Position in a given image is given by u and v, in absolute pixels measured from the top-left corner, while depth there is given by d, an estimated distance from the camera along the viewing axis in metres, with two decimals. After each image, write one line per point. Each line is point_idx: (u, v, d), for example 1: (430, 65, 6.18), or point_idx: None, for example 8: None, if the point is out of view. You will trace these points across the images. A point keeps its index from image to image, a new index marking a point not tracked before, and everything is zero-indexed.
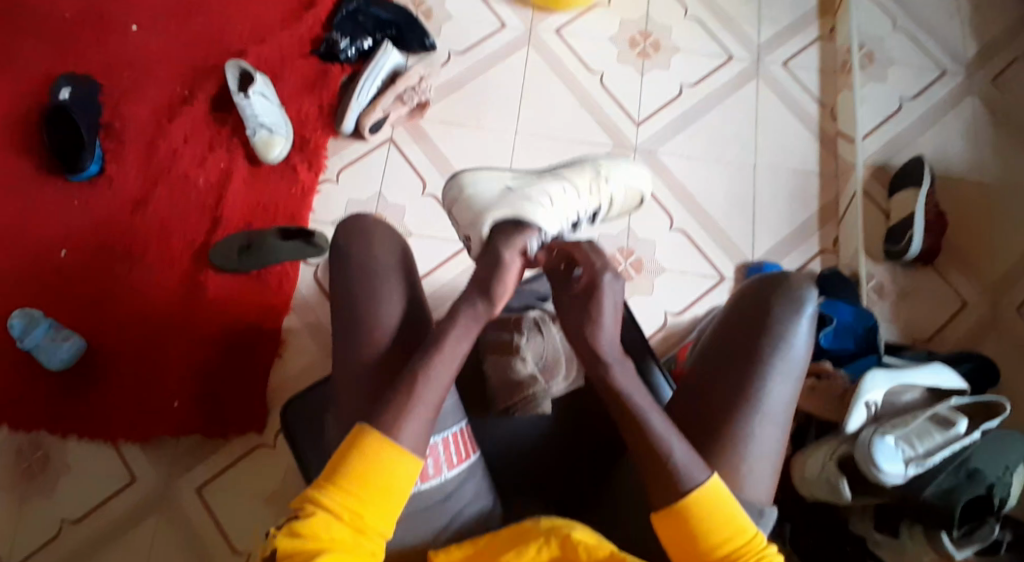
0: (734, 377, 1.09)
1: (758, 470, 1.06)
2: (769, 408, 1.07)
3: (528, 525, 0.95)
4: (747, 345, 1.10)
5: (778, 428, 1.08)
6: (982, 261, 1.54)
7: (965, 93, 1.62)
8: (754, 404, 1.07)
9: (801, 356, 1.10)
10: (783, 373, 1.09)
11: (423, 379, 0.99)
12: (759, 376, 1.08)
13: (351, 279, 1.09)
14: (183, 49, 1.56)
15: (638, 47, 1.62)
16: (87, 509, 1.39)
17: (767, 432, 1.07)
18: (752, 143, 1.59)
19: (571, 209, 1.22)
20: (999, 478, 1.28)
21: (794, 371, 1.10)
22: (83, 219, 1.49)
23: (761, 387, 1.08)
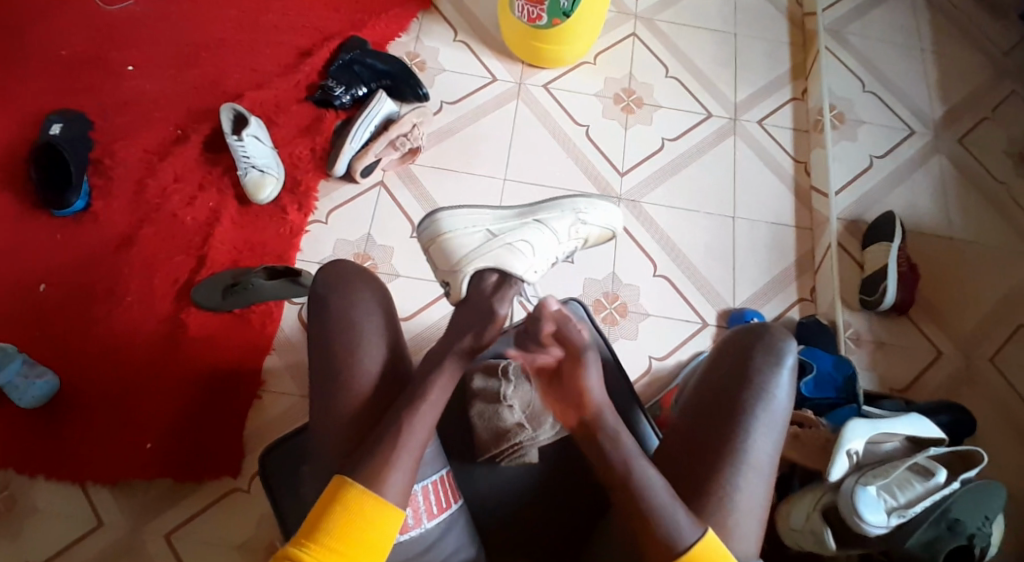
0: (718, 428, 1.11)
1: (742, 518, 1.08)
2: (754, 459, 1.09)
3: None
4: (730, 396, 1.12)
5: (763, 480, 1.10)
6: (954, 314, 1.59)
7: (932, 152, 1.70)
8: (738, 455, 1.09)
9: (783, 408, 1.12)
10: (767, 424, 1.11)
11: (409, 425, 1.06)
12: (742, 427, 1.10)
13: (332, 328, 1.13)
14: (179, 92, 1.58)
15: (622, 103, 1.68)
16: (51, 554, 1.35)
17: (752, 483, 1.09)
18: (731, 196, 1.64)
19: (549, 252, 1.27)
20: (979, 528, 1.31)
21: (777, 422, 1.12)
22: (65, 254, 1.47)
23: (744, 438, 1.10)
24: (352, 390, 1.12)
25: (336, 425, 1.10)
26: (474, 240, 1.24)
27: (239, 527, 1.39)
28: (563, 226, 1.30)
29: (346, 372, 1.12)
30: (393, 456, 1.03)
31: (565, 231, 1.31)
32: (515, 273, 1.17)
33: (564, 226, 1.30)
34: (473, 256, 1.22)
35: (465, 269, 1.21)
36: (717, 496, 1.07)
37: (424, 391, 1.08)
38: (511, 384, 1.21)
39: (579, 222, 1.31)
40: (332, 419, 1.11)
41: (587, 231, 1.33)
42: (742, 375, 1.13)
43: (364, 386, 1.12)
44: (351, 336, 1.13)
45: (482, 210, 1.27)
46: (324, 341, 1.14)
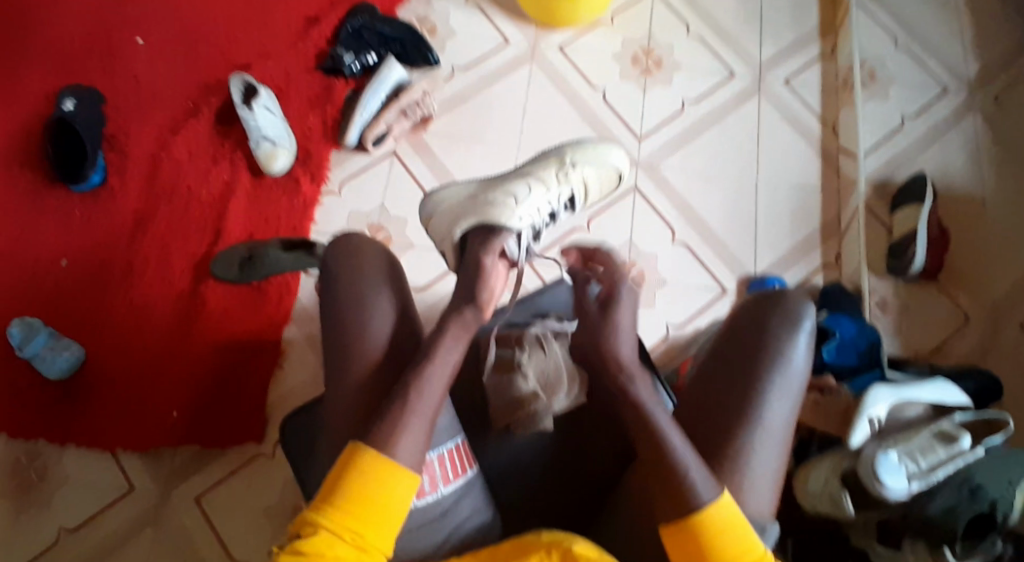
0: (736, 395, 1.09)
1: (757, 481, 1.06)
2: (769, 423, 1.07)
3: (528, 539, 0.99)
4: (748, 361, 1.10)
5: (779, 444, 1.08)
6: (984, 278, 1.54)
7: (965, 111, 1.63)
8: (754, 419, 1.07)
9: (800, 373, 1.10)
10: (784, 388, 1.09)
11: (416, 392, 1.01)
12: (759, 391, 1.08)
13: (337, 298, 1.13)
14: (191, 65, 1.58)
15: (640, 65, 1.64)
16: (87, 516, 1.39)
17: (768, 448, 1.07)
18: (754, 160, 1.59)
19: (539, 202, 1.18)
20: (1002, 494, 1.23)
21: (794, 387, 1.10)
22: (87, 230, 1.49)
23: (761, 404, 1.08)
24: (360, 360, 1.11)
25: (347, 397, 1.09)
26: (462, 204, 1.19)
27: (265, 491, 1.42)
28: (548, 174, 1.22)
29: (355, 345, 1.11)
30: (404, 420, 0.99)
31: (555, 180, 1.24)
32: (499, 224, 1.11)
33: (550, 175, 1.23)
34: (458, 220, 1.17)
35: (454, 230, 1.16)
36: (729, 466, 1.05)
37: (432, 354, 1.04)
38: (524, 353, 1.20)
39: (567, 166, 1.24)
40: (340, 389, 1.10)
41: (578, 176, 1.25)
42: (757, 340, 1.11)
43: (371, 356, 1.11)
44: (357, 306, 1.13)
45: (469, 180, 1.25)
46: (332, 314, 1.13)
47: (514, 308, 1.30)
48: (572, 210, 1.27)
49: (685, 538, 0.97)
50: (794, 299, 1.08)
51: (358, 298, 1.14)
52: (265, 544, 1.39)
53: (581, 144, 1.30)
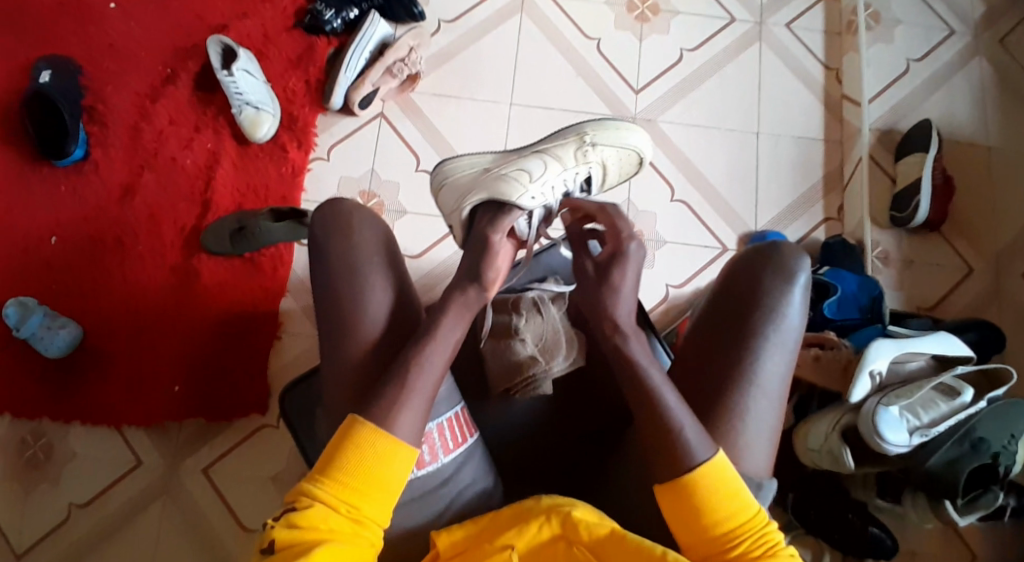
0: (727, 352, 1.04)
1: (752, 442, 1.03)
2: (763, 380, 1.03)
3: (527, 505, 0.92)
4: (739, 315, 1.05)
5: (773, 402, 1.04)
6: (988, 227, 1.51)
7: (972, 54, 1.57)
8: (748, 377, 1.03)
9: (796, 327, 1.05)
10: (778, 342, 1.04)
11: (416, 369, 0.97)
12: (752, 348, 1.03)
13: (330, 279, 1.05)
14: (166, 28, 1.52)
15: (635, 11, 1.58)
16: (95, 493, 1.40)
17: (762, 406, 1.03)
18: (755, 110, 1.55)
19: (554, 181, 1.11)
20: (1004, 447, 1.27)
21: (789, 342, 1.05)
22: (72, 205, 1.46)
23: (755, 361, 1.03)
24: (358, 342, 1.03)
25: (348, 380, 1.03)
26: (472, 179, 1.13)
27: (271, 459, 1.43)
28: (566, 153, 1.14)
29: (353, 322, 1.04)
30: (404, 399, 0.96)
31: (572, 157, 1.15)
32: (509, 203, 1.05)
33: (569, 154, 1.15)
34: (468, 192, 1.10)
35: (462, 207, 1.10)
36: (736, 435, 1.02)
37: (432, 333, 0.99)
38: (521, 317, 1.14)
39: (587, 146, 1.15)
40: (338, 373, 1.04)
41: (598, 157, 1.17)
42: (750, 294, 1.05)
43: (366, 332, 1.03)
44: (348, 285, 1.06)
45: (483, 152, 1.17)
46: (327, 294, 1.05)
47: (511, 271, 1.24)
48: (589, 193, 1.19)
49: (676, 497, 0.93)
50: (788, 250, 1.02)
51: (350, 274, 1.05)
52: (274, 511, 1.40)
53: (604, 122, 1.19)
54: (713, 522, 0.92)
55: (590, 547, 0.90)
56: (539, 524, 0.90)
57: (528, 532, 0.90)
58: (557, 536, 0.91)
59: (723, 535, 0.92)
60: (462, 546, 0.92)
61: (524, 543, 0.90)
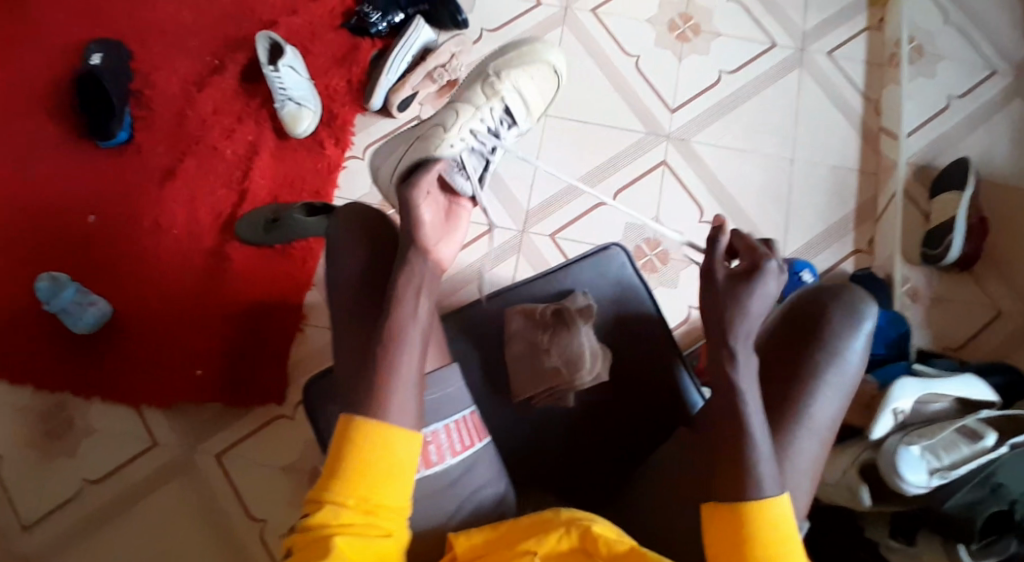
0: (780, 386, 1.03)
1: (793, 478, 1.01)
2: (814, 420, 1.02)
3: (548, 515, 0.93)
4: (800, 352, 1.04)
5: (820, 442, 1.03)
6: (1022, 272, 1.49)
7: (1014, 95, 1.56)
8: (797, 414, 1.01)
9: (853, 370, 1.04)
10: (833, 385, 1.03)
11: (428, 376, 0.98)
12: (807, 387, 1.02)
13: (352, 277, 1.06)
14: (216, 20, 1.56)
15: (677, 30, 1.58)
16: (110, 470, 1.42)
17: (809, 445, 1.02)
18: (791, 136, 1.54)
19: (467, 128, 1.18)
20: (1023, 495, 1.24)
21: (845, 385, 1.04)
22: (112, 186, 1.49)
23: (806, 398, 1.02)
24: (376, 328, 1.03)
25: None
26: None
27: (287, 449, 1.44)
28: (473, 100, 1.29)
29: (373, 318, 1.03)
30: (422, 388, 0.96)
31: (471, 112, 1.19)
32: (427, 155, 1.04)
33: (479, 101, 1.30)
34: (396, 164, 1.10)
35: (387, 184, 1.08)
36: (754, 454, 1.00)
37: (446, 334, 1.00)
38: (550, 333, 1.13)
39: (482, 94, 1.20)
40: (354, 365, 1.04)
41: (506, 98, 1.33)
42: (812, 332, 1.05)
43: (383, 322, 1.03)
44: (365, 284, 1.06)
45: (380, 144, 1.17)
46: (346, 285, 1.06)
47: (535, 282, 1.21)
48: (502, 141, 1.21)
49: (716, 527, 0.90)
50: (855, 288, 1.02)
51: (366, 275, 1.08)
52: (287, 501, 1.42)
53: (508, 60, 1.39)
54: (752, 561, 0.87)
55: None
56: (558, 536, 0.90)
57: (547, 542, 0.90)
58: (575, 549, 0.91)
59: None
60: (480, 551, 0.92)
61: (544, 552, 0.90)
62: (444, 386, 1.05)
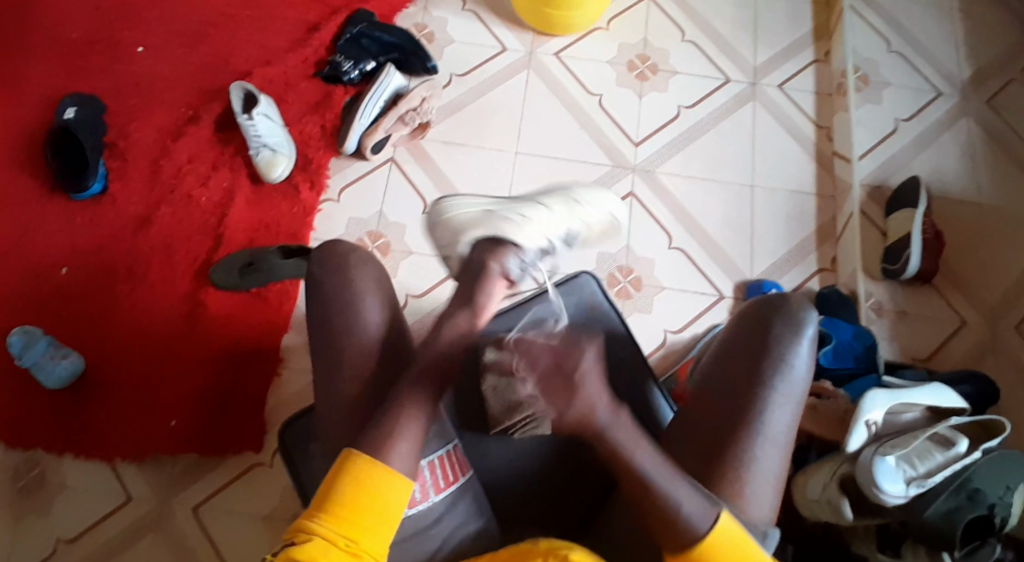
0: (733, 400, 1.08)
1: (759, 487, 1.05)
2: (770, 429, 1.06)
3: (528, 546, 0.97)
4: (751, 360, 1.09)
5: (780, 450, 1.07)
6: (978, 282, 1.55)
7: (959, 115, 1.65)
8: (755, 426, 1.06)
9: (801, 377, 1.09)
10: (784, 394, 1.08)
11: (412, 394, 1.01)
12: (760, 398, 1.07)
13: (335, 300, 1.08)
14: (189, 72, 1.60)
15: (636, 70, 1.66)
16: (81, 528, 1.38)
17: (769, 454, 1.06)
18: (750, 165, 1.61)
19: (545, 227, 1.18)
20: (1000, 498, 1.26)
21: (795, 394, 1.09)
22: (87, 238, 1.50)
23: (760, 409, 1.06)
24: (359, 353, 1.07)
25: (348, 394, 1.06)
26: (474, 216, 1.20)
27: (264, 496, 1.42)
28: (555, 205, 1.23)
29: None
30: (403, 409, 1.00)
31: (563, 211, 1.23)
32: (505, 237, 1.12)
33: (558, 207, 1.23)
34: (466, 231, 1.18)
35: (462, 242, 1.17)
36: (728, 455, 1.05)
37: (421, 356, 1.03)
38: None
39: (577, 203, 1.24)
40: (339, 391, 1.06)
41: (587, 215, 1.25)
42: (760, 345, 1.10)
43: (366, 348, 1.07)
44: (351, 306, 1.08)
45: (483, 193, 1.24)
46: (323, 314, 1.09)
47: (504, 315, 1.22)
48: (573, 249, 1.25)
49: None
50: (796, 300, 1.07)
51: (349, 300, 1.09)
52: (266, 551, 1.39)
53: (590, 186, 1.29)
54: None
55: None
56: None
57: None
58: None
59: None
60: None
61: None
62: (431, 420, 1.07)
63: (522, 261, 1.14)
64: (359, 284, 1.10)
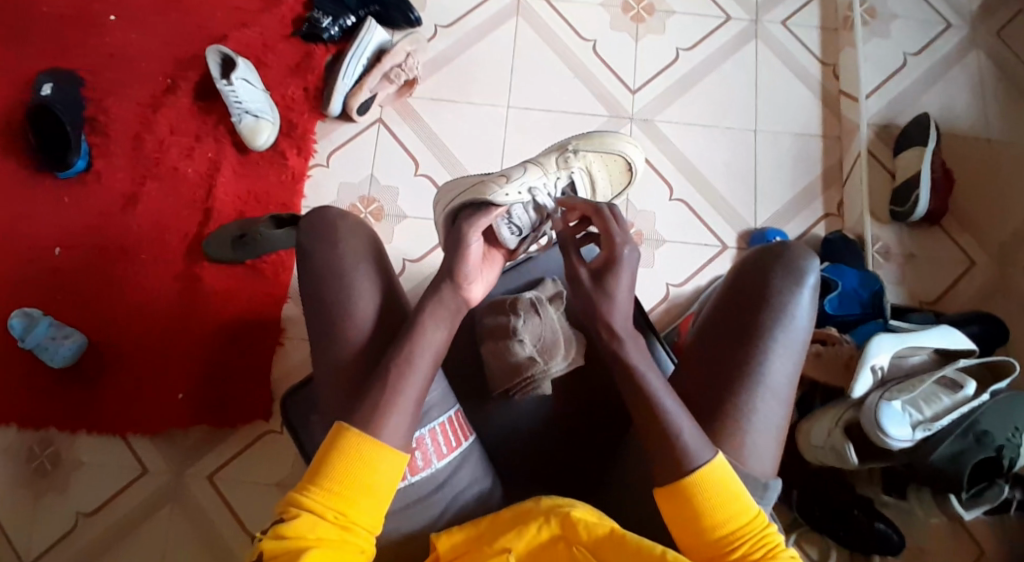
0: (732, 349, 1.06)
1: (760, 440, 1.03)
2: (771, 380, 1.04)
3: (527, 506, 0.93)
4: (750, 311, 1.06)
5: (781, 402, 1.05)
6: (988, 221, 1.50)
7: (970, 46, 1.57)
8: (756, 378, 1.04)
9: (803, 327, 1.07)
10: (785, 343, 1.06)
11: (408, 366, 0.97)
12: (760, 350, 1.05)
13: (317, 279, 1.05)
14: (165, 39, 1.54)
15: (631, 12, 1.59)
16: (100, 503, 1.41)
17: (770, 406, 1.04)
18: (752, 108, 1.55)
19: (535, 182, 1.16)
20: (1008, 440, 1.25)
21: (796, 343, 1.07)
22: (76, 216, 1.48)
23: (761, 360, 1.04)
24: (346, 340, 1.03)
25: (340, 373, 1.02)
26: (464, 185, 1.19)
27: (276, 465, 1.44)
28: (547, 160, 1.22)
29: (350, 328, 1.03)
30: (397, 391, 0.96)
31: (553, 165, 1.21)
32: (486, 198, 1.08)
33: (552, 163, 1.22)
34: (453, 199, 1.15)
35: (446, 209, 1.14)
36: (727, 427, 1.02)
37: (409, 335, 0.99)
38: (519, 318, 1.12)
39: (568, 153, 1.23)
40: (333, 368, 1.02)
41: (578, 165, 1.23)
42: (760, 293, 1.07)
43: (363, 330, 1.03)
44: (338, 279, 1.04)
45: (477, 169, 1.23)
46: (314, 294, 1.05)
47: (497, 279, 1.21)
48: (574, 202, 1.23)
49: (677, 515, 0.94)
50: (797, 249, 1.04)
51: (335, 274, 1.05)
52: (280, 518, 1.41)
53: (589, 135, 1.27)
54: (708, 525, 0.92)
55: (590, 547, 0.89)
56: (538, 525, 0.91)
57: (528, 532, 0.90)
58: (556, 536, 0.91)
59: (722, 537, 0.92)
60: (461, 548, 0.92)
61: (523, 546, 0.90)
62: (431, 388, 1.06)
63: (510, 220, 1.10)
64: (345, 255, 1.06)
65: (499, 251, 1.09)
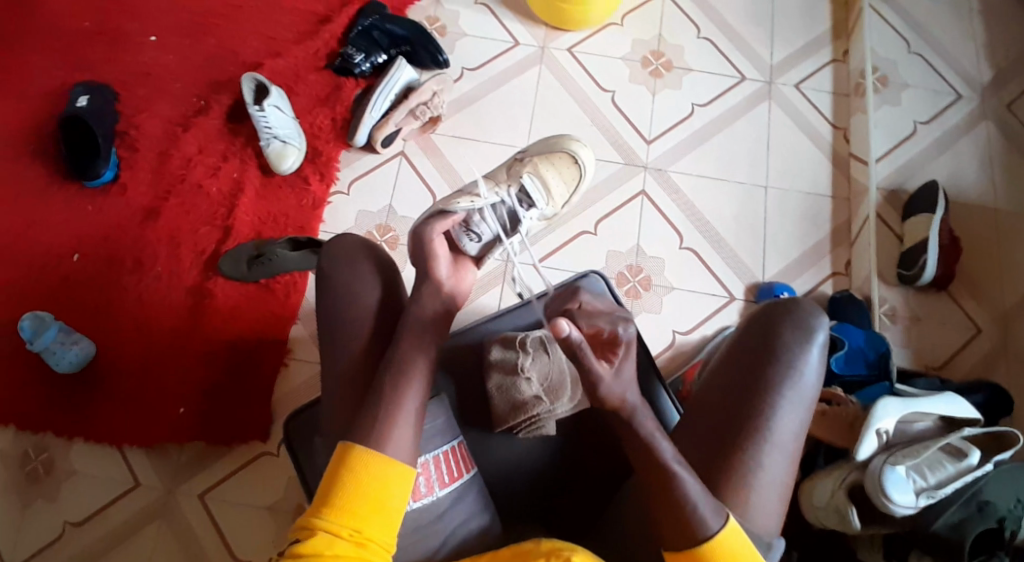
0: (740, 406, 1.04)
1: (764, 490, 1.02)
2: (778, 437, 1.03)
3: (528, 547, 0.93)
4: (757, 367, 1.05)
5: (786, 458, 1.03)
6: (995, 289, 1.51)
7: (979, 118, 1.62)
8: (763, 431, 1.03)
9: (811, 385, 1.06)
10: (793, 399, 1.04)
11: (408, 379, 0.97)
12: (768, 404, 1.03)
13: (331, 284, 1.08)
14: (201, 63, 1.60)
15: (649, 67, 1.65)
16: (89, 514, 1.39)
17: (775, 461, 1.03)
18: (764, 165, 1.59)
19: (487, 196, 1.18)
20: (1010, 511, 1.19)
21: (804, 400, 1.05)
22: (97, 225, 1.51)
23: (768, 413, 1.03)
24: (351, 345, 1.04)
25: (344, 377, 1.03)
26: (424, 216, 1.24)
27: (269, 488, 1.42)
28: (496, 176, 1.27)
29: (361, 334, 1.05)
30: (399, 393, 0.96)
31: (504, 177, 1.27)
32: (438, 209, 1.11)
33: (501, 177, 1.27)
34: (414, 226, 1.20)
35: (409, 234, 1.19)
36: (728, 461, 1.01)
37: (413, 343, 1.00)
38: (527, 356, 1.11)
39: (516, 164, 1.28)
40: (338, 371, 1.03)
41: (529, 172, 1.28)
42: (770, 349, 1.06)
43: (372, 337, 1.05)
44: (349, 288, 1.07)
45: None
46: (327, 302, 1.07)
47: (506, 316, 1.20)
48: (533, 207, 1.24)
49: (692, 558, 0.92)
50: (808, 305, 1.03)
51: (350, 282, 1.08)
52: (270, 542, 1.39)
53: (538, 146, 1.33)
54: None
55: None
56: None
57: None
58: None
59: None
60: None
61: None
62: (435, 416, 1.05)
63: (467, 227, 1.14)
64: (359, 271, 1.08)
65: (465, 258, 1.12)
